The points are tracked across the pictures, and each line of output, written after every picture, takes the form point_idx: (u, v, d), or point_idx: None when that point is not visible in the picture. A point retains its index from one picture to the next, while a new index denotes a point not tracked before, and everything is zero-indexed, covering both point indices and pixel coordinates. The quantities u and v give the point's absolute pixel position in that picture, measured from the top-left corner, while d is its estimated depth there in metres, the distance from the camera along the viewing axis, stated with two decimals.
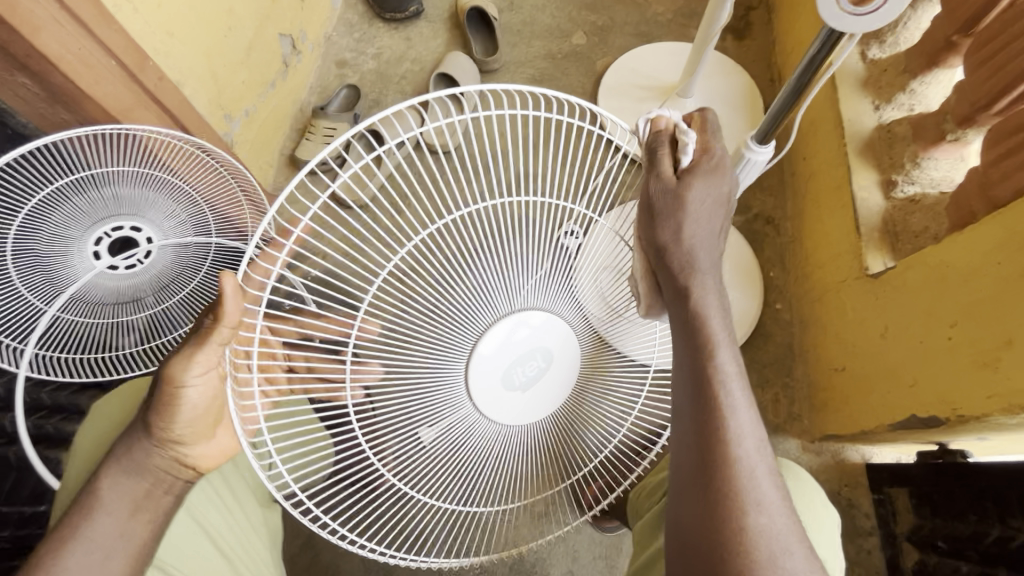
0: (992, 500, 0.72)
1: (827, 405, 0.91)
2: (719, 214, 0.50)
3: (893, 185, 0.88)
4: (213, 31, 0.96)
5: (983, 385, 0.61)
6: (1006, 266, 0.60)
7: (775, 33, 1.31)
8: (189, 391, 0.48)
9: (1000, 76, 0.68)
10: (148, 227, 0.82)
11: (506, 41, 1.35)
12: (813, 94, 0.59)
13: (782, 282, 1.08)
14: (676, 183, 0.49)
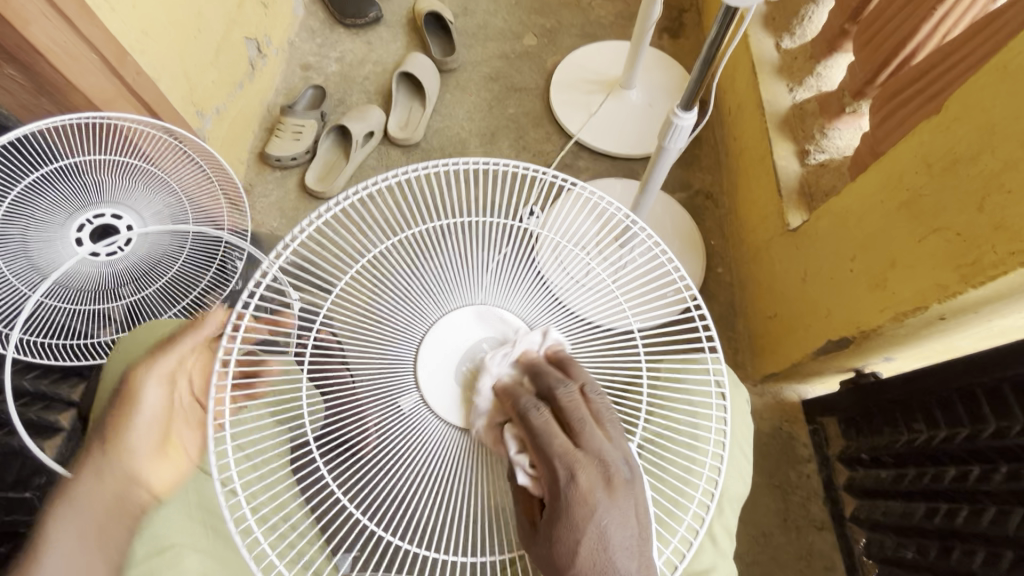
0: (900, 412, 0.83)
1: (765, 349, 1.02)
2: (632, 527, 0.48)
3: (807, 154, 1.01)
4: (184, 33, 1.01)
5: (878, 301, 0.72)
6: (886, 203, 0.72)
7: (705, 32, 1.46)
8: (148, 400, 0.52)
9: (881, 53, 0.82)
10: (128, 215, 0.86)
11: (463, 43, 1.45)
12: (723, 64, 0.70)
13: (722, 248, 1.21)
14: (588, 485, 0.48)
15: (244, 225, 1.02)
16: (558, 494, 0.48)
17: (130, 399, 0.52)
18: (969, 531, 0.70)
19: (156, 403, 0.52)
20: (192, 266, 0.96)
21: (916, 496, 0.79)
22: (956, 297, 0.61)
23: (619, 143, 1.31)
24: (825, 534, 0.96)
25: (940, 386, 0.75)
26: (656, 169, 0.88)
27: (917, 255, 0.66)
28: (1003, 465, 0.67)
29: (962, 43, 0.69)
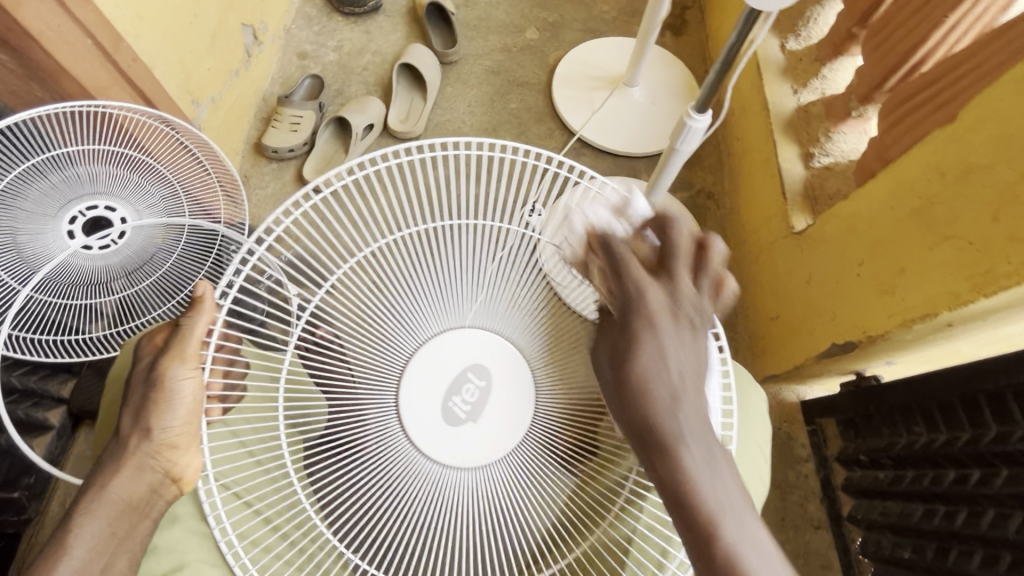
0: (899, 415, 0.84)
1: (765, 351, 1.03)
2: (691, 360, 0.46)
3: (811, 157, 1.01)
4: (180, 18, 0.98)
5: (885, 307, 0.73)
6: (895, 209, 0.72)
7: (708, 30, 1.45)
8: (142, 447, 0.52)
9: (891, 58, 0.82)
10: (122, 208, 0.83)
11: (464, 35, 1.43)
12: (742, 67, 0.70)
13: (723, 249, 1.21)
14: (654, 307, 0.47)
15: (241, 218, 1.01)
16: (631, 299, 0.47)
17: (97, 489, 0.51)
18: (968, 533, 0.71)
19: (120, 496, 0.52)
20: (188, 260, 0.92)
21: (914, 498, 0.81)
22: (967, 305, 0.61)
23: (622, 141, 1.30)
24: (821, 533, 0.98)
25: (942, 391, 0.76)
26: (666, 170, 0.87)
27: (928, 262, 0.66)
28: (1004, 469, 0.68)
29: (972, 53, 0.69)
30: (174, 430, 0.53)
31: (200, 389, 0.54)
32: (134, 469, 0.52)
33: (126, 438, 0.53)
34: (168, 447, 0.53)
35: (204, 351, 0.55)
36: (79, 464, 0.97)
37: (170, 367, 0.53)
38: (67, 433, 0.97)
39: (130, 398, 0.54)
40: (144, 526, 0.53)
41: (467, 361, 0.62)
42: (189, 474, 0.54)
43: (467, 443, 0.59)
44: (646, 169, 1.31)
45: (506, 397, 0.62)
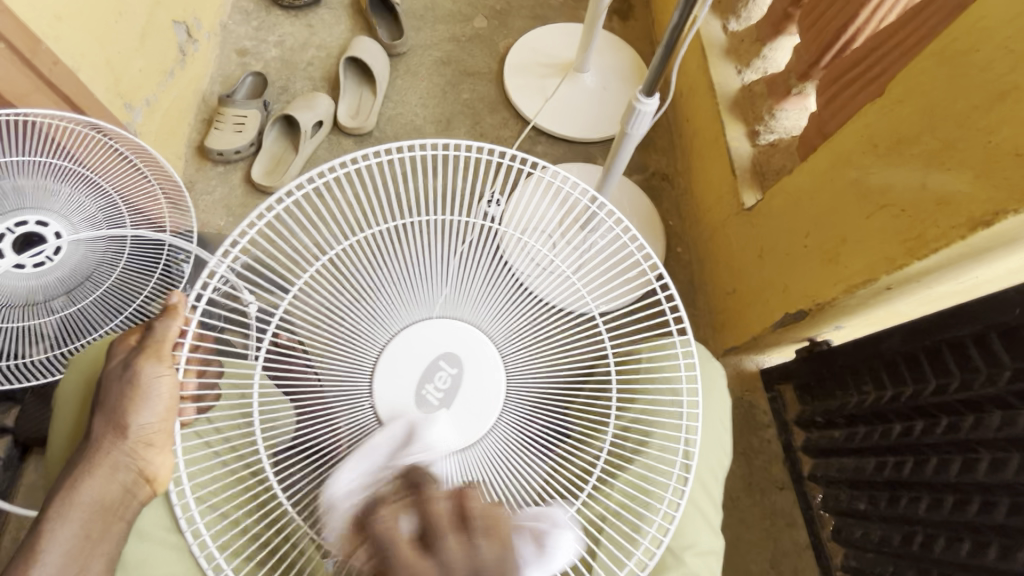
0: (849, 376, 0.89)
1: (725, 324, 1.07)
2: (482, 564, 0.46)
3: (757, 135, 1.04)
4: (102, 16, 0.93)
5: (831, 275, 0.76)
6: (835, 181, 0.76)
7: (654, 14, 1.47)
8: (121, 435, 0.52)
9: (825, 36, 0.85)
10: (56, 222, 0.79)
11: (411, 25, 1.40)
12: (686, 49, 0.71)
13: (680, 228, 1.24)
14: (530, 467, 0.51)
15: (188, 225, 0.96)
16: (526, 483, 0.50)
17: (69, 491, 0.51)
18: (915, 481, 0.76)
19: (91, 497, 0.51)
20: (134, 272, 0.87)
21: (867, 452, 0.86)
22: (903, 269, 0.65)
23: (577, 126, 1.31)
24: (785, 493, 1.03)
25: (887, 350, 0.81)
26: (619, 154, 0.88)
27: (866, 230, 0.70)
28: (943, 419, 0.73)
29: (896, 29, 0.72)
30: (149, 428, 0.52)
31: (174, 387, 0.53)
32: (109, 469, 0.52)
33: (101, 439, 0.52)
34: (143, 445, 0.52)
35: (180, 352, 0.54)
36: (31, 494, 0.92)
37: (145, 364, 0.52)
38: (15, 463, 0.92)
39: (105, 399, 0.53)
40: (118, 530, 0.52)
41: (439, 351, 0.60)
42: (163, 475, 0.53)
43: (449, 429, 0.57)
44: (601, 153, 1.32)
45: (480, 384, 0.59)
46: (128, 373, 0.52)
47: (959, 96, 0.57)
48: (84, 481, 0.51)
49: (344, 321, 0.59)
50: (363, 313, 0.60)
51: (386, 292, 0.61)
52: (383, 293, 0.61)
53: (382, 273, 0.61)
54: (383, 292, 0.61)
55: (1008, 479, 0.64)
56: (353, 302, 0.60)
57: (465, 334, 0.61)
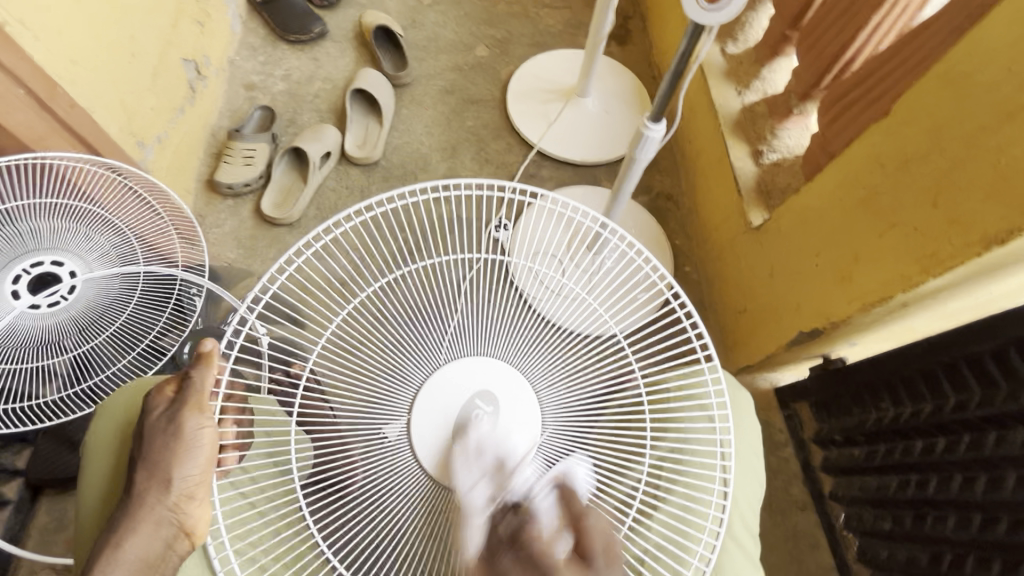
0: (867, 393, 0.88)
1: (737, 343, 1.07)
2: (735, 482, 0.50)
3: (761, 154, 1.05)
4: (116, 58, 0.96)
5: (846, 293, 0.76)
6: (845, 199, 0.76)
7: (651, 38, 1.50)
8: (164, 488, 0.51)
9: (825, 57, 0.86)
10: (71, 261, 0.79)
11: (414, 56, 1.43)
12: (692, 75, 0.73)
13: (687, 248, 1.25)
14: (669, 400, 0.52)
15: (200, 259, 0.98)
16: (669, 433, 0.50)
17: (112, 550, 0.50)
18: (942, 499, 0.75)
19: (138, 552, 0.50)
20: (147, 308, 0.89)
21: (889, 471, 0.84)
22: (918, 287, 0.65)
23: (581, 150, 1.32)
24: (807, 513, 1.01)
25: (904, 366, 0.80)
26: (627, 179, 0.89)
27: (879, 248, 0.70)
28: (965, 436, 0.72)
29: (896, 51, 0.74)
30: (191, 480, 0.52)
31: (215, 437, 0.53)
32: (152, 526, 0.51)
33: (142, 495, 0.51)
34: (185, 499, 0.51)
35: (218, 401, 0.54)
36: (43, 538, 0.91)
37: (187, 417, 0.51)
38: (27, 506, 0.91)
39: (145, 453, 0.52)
40: None
41: (475, 388, 0.58)
42: (201, 529, 0.52)
43: None
44: (606, 175, 1.33)
45: (517, 421, 0.57)
46: (169, 425, 0.51)
47: (966, 118, 0.58)
48: (123, 542, 0.50)
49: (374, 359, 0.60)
50: (381, 340, 0.60)
51: (402, 323, 0.61)
52: (400, 325, 0.61)
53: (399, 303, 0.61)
54: (399, 323, 0.61)
55: None
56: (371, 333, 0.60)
57: (500, 371, 0.59)
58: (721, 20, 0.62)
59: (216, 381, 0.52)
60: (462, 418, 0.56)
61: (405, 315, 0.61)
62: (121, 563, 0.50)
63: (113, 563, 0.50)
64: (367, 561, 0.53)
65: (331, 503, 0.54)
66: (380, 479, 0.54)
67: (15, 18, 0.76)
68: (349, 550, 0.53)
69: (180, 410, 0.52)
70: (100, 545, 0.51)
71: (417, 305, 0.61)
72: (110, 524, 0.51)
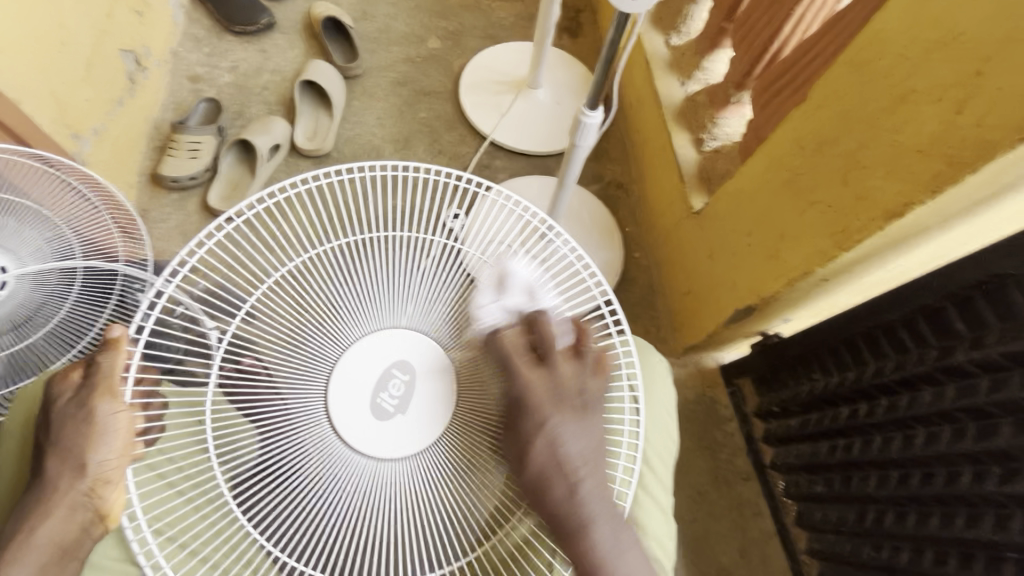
0: (800, 365, 0.94)
1: (683, 324, 1.11)
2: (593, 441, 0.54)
3: (702, 141, 1.09)
4: (46, 46, 0.93)
5: (773, 269, 0.81)
6: (771, 181, 0.80)
7: (602, 31, 1.54)
8: (75, 474, 0.51)
9: (756, 46, 0.91)
10: (0, 256, 0.76)
11: (366, 48, 1.42)
12: (623, 63, 0.76)
13: (637, 234, 1.29)
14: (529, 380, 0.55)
15: (143, 255, 0.95)
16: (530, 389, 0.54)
17: (25, 536, 0.50)
18: (864, 459, 0.80)
19: (50, 537, 0.50)
20: (86, 304, 0.85)
21: (820, 437, 0.90)
22: (834, 260, 0.70)
23: (533, 140, 1.34)
24: (750, 483, 1.06)
25: (830, 337, 0.85)
26: (569, 166, 0.92)
27: (800, 226, 0.75)
28: (883, 399, 0.78)
29: (817, 39, 0.78)
30: (108, 463, 0.51)
31: (132, 421, 0.53)
32: (67, 510, 0.51)
33: (55, 480, 0.51)
34: (101, 484, 0.51)
35: (130, 385, 0.53)
36: None
37: (99, 402, 0.51)
38: None
39: (57, 439, 0.52)
40: (73, 567, 0.51)
41: (391, 359, 0.61)
42: (116, 512, 0.52)
43: (400, 436, 0.58)
44: (558, 165, 1.36)
45: (430, 388, 0.60)
46: (80, 410, 0.51)
47: (869, 101, 0.62)
48: (35, 529, 0.50)
49: (295, 336, 0.60)
50: (322, 322, 0.61)
51: (344, 304, 0.62)
52: (341, 306, 0.62)
53: (340, 285, 0.62)
54: (340, 304, 0.62)
55: (943, 450, 0.69)
56: (312, 315, 0.61)
57: (418, 344, 0.62)
58: (644, 8, 0.65)
59: (126, 364, 0.52)
60: (378, 386, 0.59)
61: (347, 295, 0.62)
62: (32, 548, 0.50)
63: (23, 549, 0.50)
64: (290, 535, 0.54)
65: (260, 483, 0.55)
66: (313, 458, 0.56)
67: None
68: (271, 523, 0.54)
69: (92, 395, 0.52)
70: (10, 532, 0.51)
71: (359, 285, 0.63)
72: (19, 510, 0.52)
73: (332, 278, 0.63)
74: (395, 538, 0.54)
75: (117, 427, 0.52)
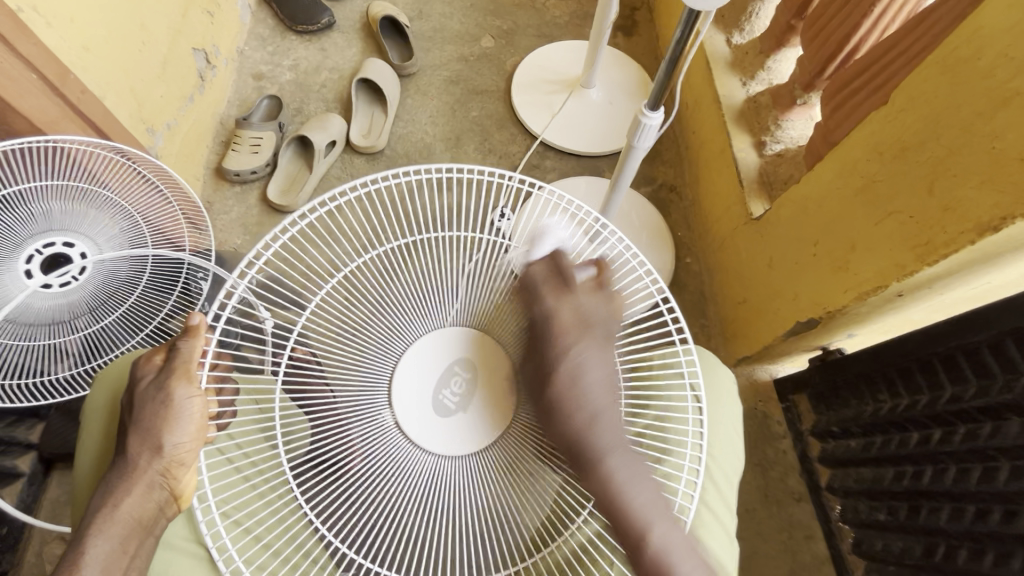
0: (865, 384, 0.88)
1: (736, 334, 1.07)
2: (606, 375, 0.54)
3: (763, 145, 1.04)
4: (127, 46, 0.98)
5: (841, 282, 0.76)
6: (843, 189, 0.76)
7: (658, 30, 1.50)
8: (154, 454, 0.53)
9: (828, 45, 0.86)
10: (82, 242, 0.81)
11: (421, 46, 1.44)
12: (688, 63, 0.73)
13: (689, 239, 1.25)
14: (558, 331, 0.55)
15: (207, 245, 0.99)
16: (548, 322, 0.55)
17: (108, 509, 0.52)
18: (936, 490, 0.75)
19: (130, 514, 0.52)
20: (154, 290, 0.89)
21: (884, 462, 0.84)
22: (912, 275, 0.65)
23: (585, 141, 1.32)
24: (803, 504, 1.01)
25: (902, 356, 0.80)
26: (625, 167, 0.90)
27: (875, 237, 0.70)
28: (961, 426, 0.72)
29: (900, 37, 0.73)
30: (182, 446, 0.54)
31: (205, 405, 0.55)
32: (144, 488, 0.53)
33: (135, 459, 0.53)
34: (176, 465, 0.54)
35: (205, 370, 0.56)
36: (54, 509, 0.94)
37: (177, 386, 0.54)
38: (39, 479, 0.94)
39: (138, 419, 0.54)
40: (149, 544, 0.54)
41: (454, 357, 0.61)
42: (189, 492, 0.54)
43: (462, 433, 0.58)
44: (609, 166, 1.34)
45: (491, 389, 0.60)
46: (160, 391, 0.53)
47: (962, 105, 0.58)
48: (116, 505, 0.52)
49: (363, 332, 0.61)
50: (381, 319, 0.61)
51: (403, 302, 0.62)
52: (400, 304, 0.62)
53: (400, 282, 0.63)
54: (400, 303, 0.62)
55: None
56: (372, 312, 0.62)
57: (481, 346, 0.62)
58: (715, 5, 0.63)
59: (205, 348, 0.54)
60: (442, 379, 0.60)
61: (407, 292, 0.62)
62: (112, 524, 0.52)
63: (104, 525, 0.52)
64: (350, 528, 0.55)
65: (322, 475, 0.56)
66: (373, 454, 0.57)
67: (29, 5, 0.78)
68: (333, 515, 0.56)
69: (171, 376, 0.54)
70: (92, 507, 0.53)
71: (418, 284, 0.63)
72: (99, 487, 0.54)
73: (393, 274, 0.63)
74: (463, 538, 0.55)
75: (197, 408, 0.54)
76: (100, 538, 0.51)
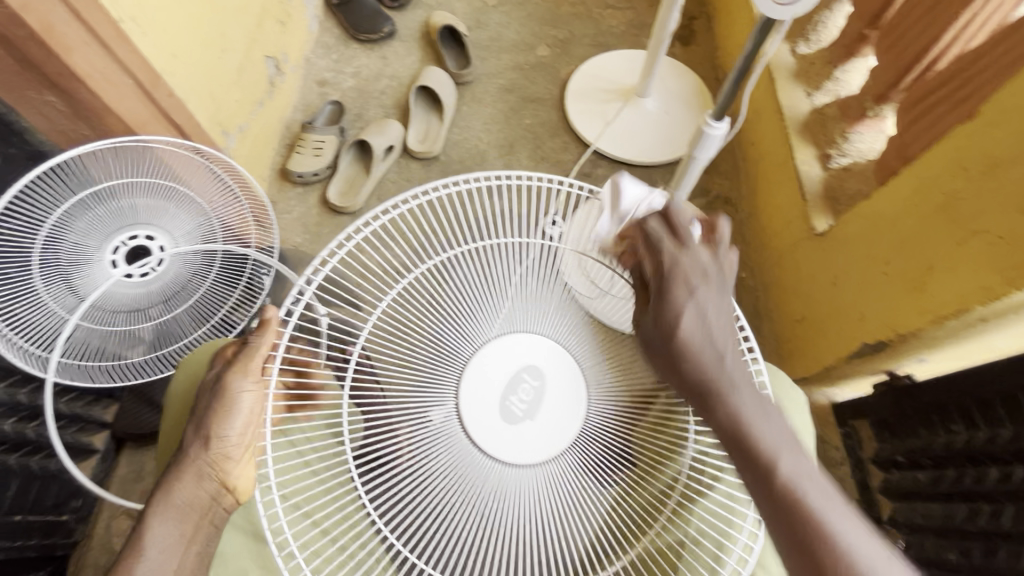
0: (935, 414, 0.83)
1: (793, 354, 1.03)
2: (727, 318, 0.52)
3: (829, 158, 1.00)
4: (209, 53, 1.04)
5: (916, 304, 0.73)
6: (921, 207, 0.72)
7: (717, 40, 1.47)
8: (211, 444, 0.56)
9: (906, 56, 0.82)
10: (161, 236, 0.87)
11: (477, 55, 1.47)
12: (758, 74, 0.72)
13: (744, 254, 1.22)
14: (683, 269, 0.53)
15: (270, 242, 1.02)
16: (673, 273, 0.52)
17: (165, 493, 0.55)
18: (1018, 532, 0.69)
19: (185, 500, 0.56)
20: (221, 284, 0.94)
21: (956, 497, 0.79)
22: (1000, 299, 0.61)
23: (639, 150, 1.31)
24: None
25: (981, 386, 0.75)
26: (684, 178, 0.89)
27: (956, 258, 0.66)
28: None
29: (989, 48, 0.69)
30: (235, 439, 0.56)
31: (259, 401, 0.57)
32: (194, 477, 0.56)
33: (191, 446, 0.56)
34: (230, 458, 0.56)
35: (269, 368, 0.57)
36: (122, 486, 1.00)
37: (234, 380, 0.56)
38: (111, 456, 1.01)
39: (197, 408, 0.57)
40: (205, 531, 0.56)
41: (519, 364, 0.61)
42: (244, 485, 0.57)
43: (523, 440, 0.58)
44: (662, 176, 1.32)
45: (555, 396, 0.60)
46: (220, 384, 0.56)
47: None
48: (172, 491, 0.55)
49: (423, 338, 0.61)
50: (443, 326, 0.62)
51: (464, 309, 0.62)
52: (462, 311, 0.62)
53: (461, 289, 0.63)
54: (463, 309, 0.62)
55: None
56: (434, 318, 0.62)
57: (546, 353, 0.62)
58: (793, 14, 0.61)
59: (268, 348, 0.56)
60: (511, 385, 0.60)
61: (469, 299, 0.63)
62: (168, 509, 0.55)
63: (162, 510, 0.55)
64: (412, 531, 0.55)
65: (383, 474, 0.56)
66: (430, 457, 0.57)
67: (129, 17, 0.84)
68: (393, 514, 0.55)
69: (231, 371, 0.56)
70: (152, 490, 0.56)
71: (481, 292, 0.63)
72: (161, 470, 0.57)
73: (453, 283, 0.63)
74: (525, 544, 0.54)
75: (252, 404, 0.57)
76: (158, 521, 0.54)
